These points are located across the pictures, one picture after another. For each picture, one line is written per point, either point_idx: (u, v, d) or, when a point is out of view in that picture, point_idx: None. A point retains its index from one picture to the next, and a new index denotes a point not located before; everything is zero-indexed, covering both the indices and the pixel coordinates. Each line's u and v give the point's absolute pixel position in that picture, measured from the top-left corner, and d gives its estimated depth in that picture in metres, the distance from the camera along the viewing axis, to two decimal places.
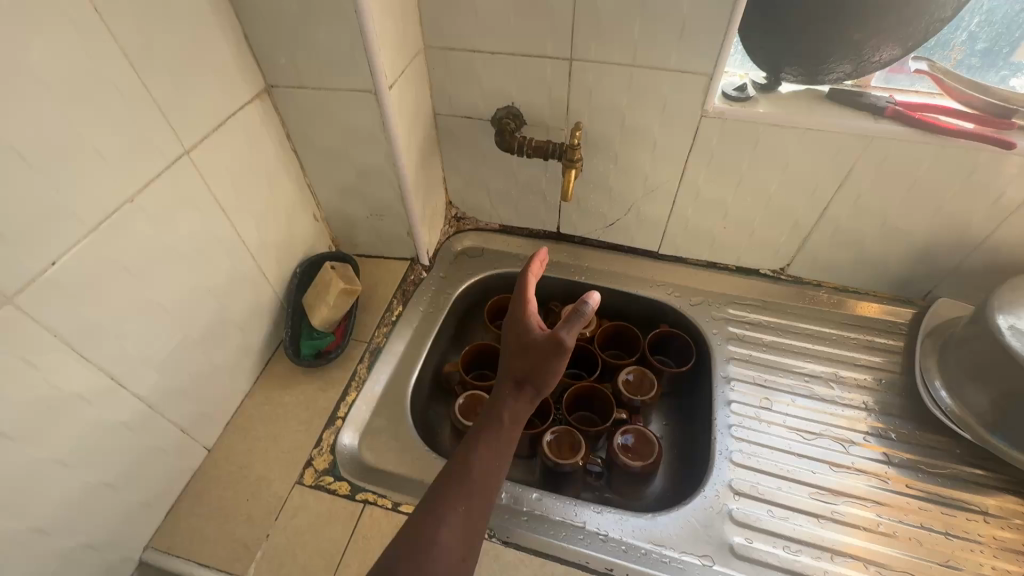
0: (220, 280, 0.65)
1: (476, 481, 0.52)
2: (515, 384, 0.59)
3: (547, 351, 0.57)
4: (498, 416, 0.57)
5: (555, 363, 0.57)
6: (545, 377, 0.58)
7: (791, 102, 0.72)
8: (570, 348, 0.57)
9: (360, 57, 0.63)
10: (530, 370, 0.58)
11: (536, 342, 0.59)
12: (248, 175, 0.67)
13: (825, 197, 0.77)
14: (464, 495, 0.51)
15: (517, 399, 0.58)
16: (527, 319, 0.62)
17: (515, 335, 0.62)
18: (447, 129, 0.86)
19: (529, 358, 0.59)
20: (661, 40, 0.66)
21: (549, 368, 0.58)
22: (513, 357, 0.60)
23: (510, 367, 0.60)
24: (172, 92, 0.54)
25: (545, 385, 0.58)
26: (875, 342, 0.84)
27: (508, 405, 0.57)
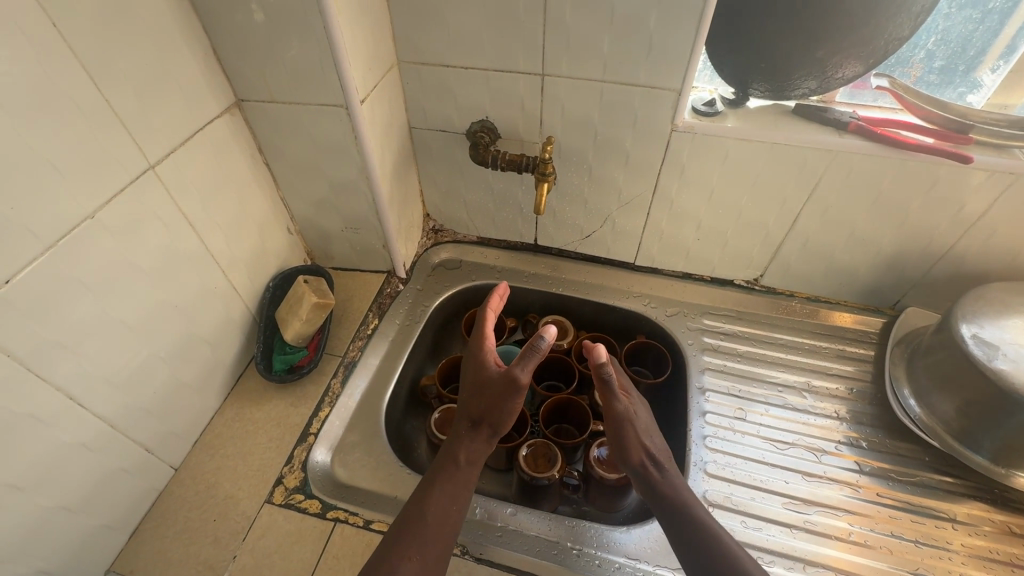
0: (188, 296, 0.64)
1: (438, 515, 0.58)
2: (472, 424, 0.66)
3: (502, 392, 0.65)
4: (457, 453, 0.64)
5: (510, 401, 0.65)
6: (502, 413, 0.65)
7: (758, 117, 0.74)
8: (524, 385, 0.64)
9: (330, 72, 0.63)
10: (487, 411, 0.65)
11: (493, 382, 0.66)
12: (217, 189, 0.67)
13: (795, 209, 0.78)
14: (427, 528, 0.57)
15: (474, 438, 0.65)
16: (485, 359, 0.69)
17: (473, 375, 0.68)
18: (422, 142, 0.86)
19: (486, 397, 0.65)
20: (629, 56, 0.67)
21: (506, 406, 0.65)
22: (471, 397, 0.67)
23: (469, 406, 0.67)
24: (136, 108, 0.54)
25: (501, 423, 0.66)
26: (846, 351, 0.86)
27: (466, 445, 0.64)
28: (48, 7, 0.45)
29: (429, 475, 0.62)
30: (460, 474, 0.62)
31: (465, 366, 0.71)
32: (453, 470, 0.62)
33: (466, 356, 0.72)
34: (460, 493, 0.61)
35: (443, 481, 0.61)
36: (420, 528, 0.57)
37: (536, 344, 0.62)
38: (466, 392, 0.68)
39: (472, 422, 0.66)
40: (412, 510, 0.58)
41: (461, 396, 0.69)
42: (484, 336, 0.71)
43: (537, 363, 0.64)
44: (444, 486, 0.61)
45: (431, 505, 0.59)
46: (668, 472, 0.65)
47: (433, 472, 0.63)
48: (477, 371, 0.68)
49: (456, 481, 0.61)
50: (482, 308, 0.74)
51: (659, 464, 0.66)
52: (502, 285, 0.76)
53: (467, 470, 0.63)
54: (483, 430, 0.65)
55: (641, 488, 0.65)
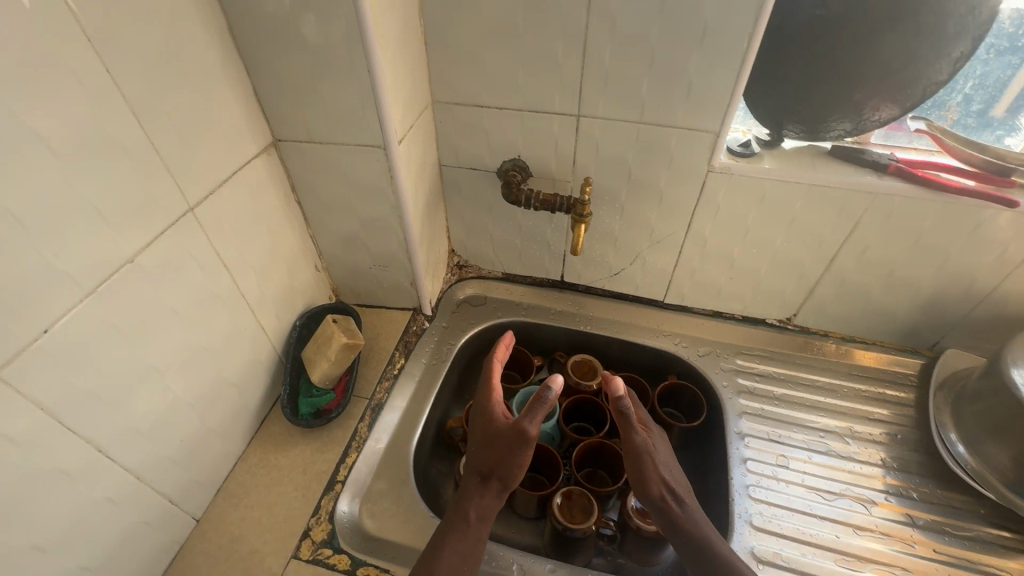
0: (216, 338, 0.62)
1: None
2: (481, 479, 0.64)
3: (511, 446, 0.63)
4: (467, 509, 0.62)
5: (519, 455, 0.63)
6: (511, 468, 0.63)
7: (794, 159, 0.73)
8: (534, 439, 0.62)
9: (370, 114, 0.63)
10: (495, 465, 0.63)
11: (502, 434, 0.64)
12: (250, 228, 0.66)
13: (831, 250, 0.77)
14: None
15: (484, 494, 0.63)
16: (493, 407, 0.68)
17: (482, 425, 0.67)
18: (451, 179, 0.85)
19: (496, 450, 0.63)
20: (668, 99, 0.67)
21: (515, 460, 0.63)
22: (481, 448, 0.65)
23: (478, 459, 0.65)
24: (180, 151, 0.53)
25: (510, 478, 0.64)
26: (886, 394, 0.83)
27: (476, 501, 0.62)
28: (103, 53, 0.44)
29: (439, 531, 0.61)
30: (470, 532, 0.60)
31: (474, 415, 0.70)
32: (463, 527, 0.60)
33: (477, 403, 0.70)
34: (471, 551, 0.59)
35: (452, 539, 0.59)
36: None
37: (543, 395, 0.62)
38: (476, 444, 0.66)
39: (483, 474, 0.64)
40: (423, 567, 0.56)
41: (471, 448, 0.67)
42: (493, 382, 0.70)
43: (544, 415, 0.63)
44: (455, 544, 0.59)
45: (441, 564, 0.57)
46: (689, 506, 0.63)
47: (443, 529, 0.61)
48: (486, 421, 0.66)
49: (466, 539, 0.59)
50: (489, 356, 0.73)
51: (679, 499, 0.64)
52: (510, 335, 0.76)
53: (477, 527, 0.61)
54: (495, 483, 0.63)
55: (663, 524, 0.63)
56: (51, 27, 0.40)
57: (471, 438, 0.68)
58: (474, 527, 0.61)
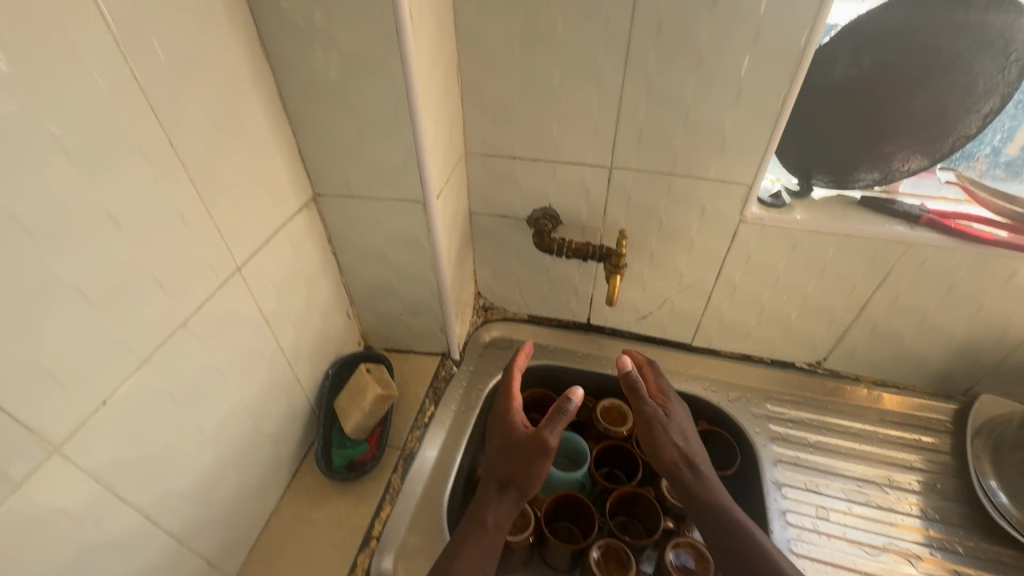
0: (256, 394, 0.62)
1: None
2: (499, 486, 0.64)
3: (530, 455, 0.63)
4: (486, 512, 0.62)
5: (538, 465, 0.63)
6: (529, 478, 0.63)
7: (825, 209, 0.74)
8: (553, 449, 0.62)
9: (411, 171, 0.64)
10: (514, 473, 0.63)
11: (522, 442, 0.64)
12: (290, 282, 0.66)
13: (863, 297, 0.77)
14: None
15: (501, 501, 0.63)
16: (512, 416, 0.68)
17: (501, 434, 0.67)
18: (481, 226, 0.86)
19: (514, 458, 0.64)
20: (701, 153, 0.68)
21: (533, 469, 0.63)
22: (499, 454, 0.66)
23: (497, 467, 0.65)
24: (231, 213, 0.54)
25: (528, 487, 0.63)
26: (922, 441, 0.82)
27: (493, 508, 0.62)
28: (167, 126, 0.46)
29: (458, 533, 0.61)
30: (489, 533, 0.60)
31: (493, 423, 0.70)
32: (481, 532, 0.60)
33: (495, 409, 0.71)
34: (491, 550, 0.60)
35: (472, 540, 0.60)
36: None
37: (563, 407, 0.62)
38: (495, 452, 0.66)
39: (500, 480, 0.64)
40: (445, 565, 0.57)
41: (490, 457, 0.67)
42: (512, 390, 0.71)
43: (564, 427, 0.63)
44: (474, 545, 0.59)
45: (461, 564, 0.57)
46: (703, 475, 0.65)
47: (462, 530, 0.61)
48: (506, 429, 0.67)
49: (486, 540, 0.60)
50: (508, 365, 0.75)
51: (694, 468, 0.66)
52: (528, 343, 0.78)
53: (496, 529, 0.61)
54: (513, 488, 0.63)
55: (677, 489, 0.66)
56: (123, 107, 0.42)
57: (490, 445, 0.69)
58: (492, 529, 0.61)
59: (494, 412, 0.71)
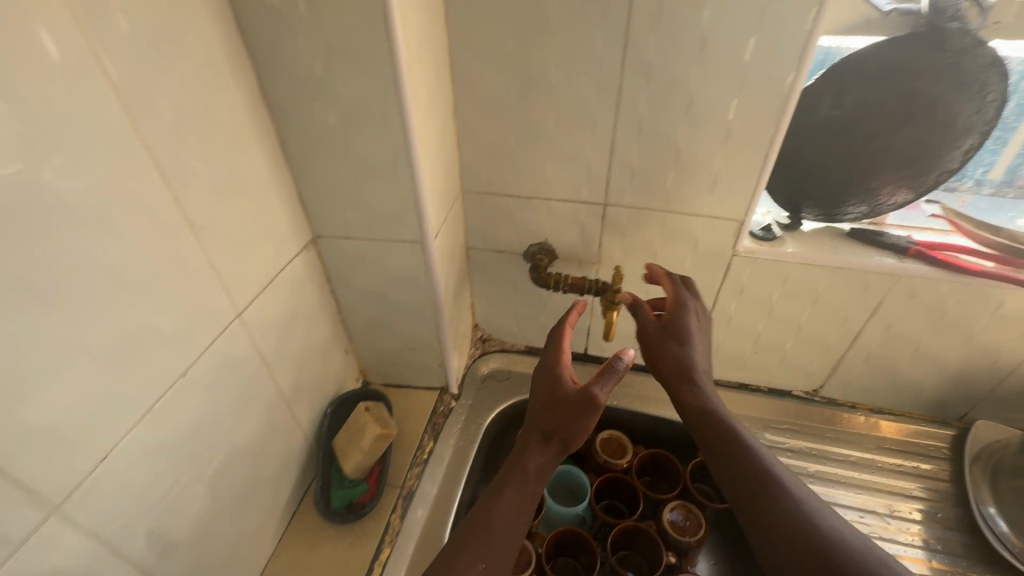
0: (255, 437, 0.62)
1: (506, 524, 0.56)
2: (541, 438, 0.62)
3: (577, 410, 0.61)
4: (525, 462, 0.60)
5: (584, 420, 0.61)
6: (574, 432, 0.61)
7: (815, 241, 0.75)
8: (603, 404, 0.60)
9: (409, 214, 0.65)
10: (558, 426, 0.61)
11: (568, 396, 0.63)
12: (289, 323, 0.66)
13: (856, 326, 0.78)
14: (496, 535, 0.55)
15: (543, 453, 0.61)
16: (561, 370, 0.66)
17: (547, 386, 0.66)
18: (478, 260, 0.87)
19: (558, 410, 0.62)
20: (693, 190, 0.70)
21: (579, 423, 0.61)
22: (543, 405, 0.64)
23: (540, 418, 0.63)
24: (232, 260, 0.55)
25: (573, 441, 0.62)
26: (921, 468, 0.83)
27: (534, 459, 0.61)
28: (172, 182, 0.47)
29: (496, 482, 0.60)
30: (529, 483, 0.59)
31: (539, 374, 0.69)
32: (522, 482, 0.59)
33: (542, 362, 0.69)
34: (529, 500, 0.58)
35: (510, 489, 0.58)
36: (481, 535, 0.55)
37: (614, 365, 0.61)
38: (538, 403, 0.65)
39: (541, 431, 0.62)
40: (481, 515, 0.56)
41: (532, 407, 0.66)
42: (562, 344, 0.69)
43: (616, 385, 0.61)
44: (512, 495, 0.58)
45: (496, 514, 0.56)
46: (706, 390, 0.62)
47: (500, 478, 0.60)
48: (553, 382, 0.65)
49: (525, 490, 0.58)
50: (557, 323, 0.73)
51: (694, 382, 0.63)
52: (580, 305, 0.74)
53: (536, 481, 0.60)
54: (555, 441, 0.62)
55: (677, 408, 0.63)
56: (130, 167, 0.43)
57: (532, 395, 0.67)
58: (530, 479, 0.59)
59: (540, 364, 0.69)
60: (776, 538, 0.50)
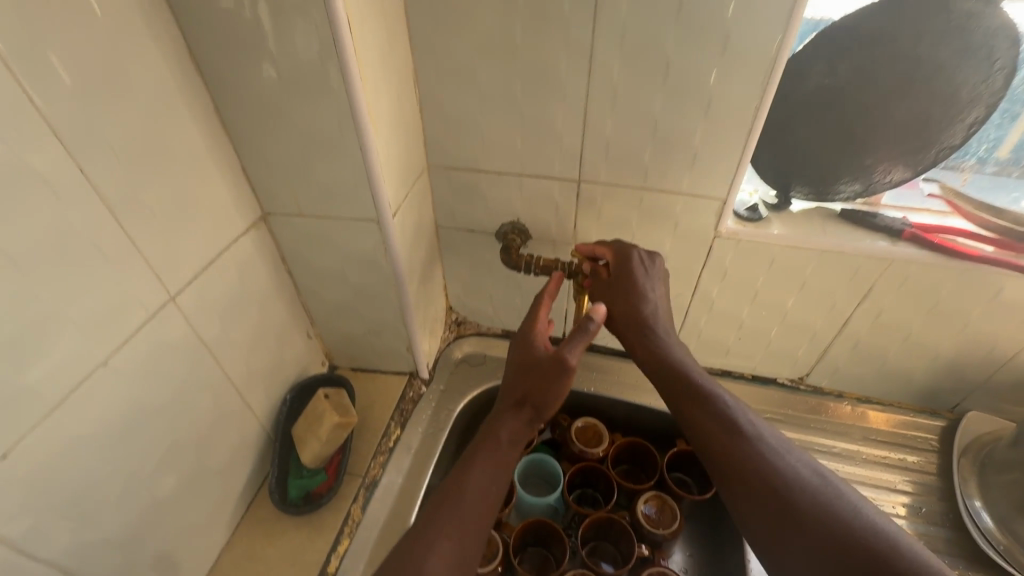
0: (200, 427, 0.59)
1: (481, 490, 0.54)
2: (515, 404, 0.62)
3: (548, 374, 0.61)
4: (501, 429, 0.60)
5: (557, 384, 0.60)
6: (547, 397, 0.61)
7: (804, 223, 0.70)
8: (574, 367, 0.60)
9: (363, 189, 0.60)
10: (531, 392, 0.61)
11: (542, 362, 0.62)
12: (237, 306, 0.62)
13: (844, 313, 0.74)
14: (469, 501, 0.53)
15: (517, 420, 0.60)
16: (535, 341, 0.65)
17: (522, 357, 0.65)
18: (448, 240, 0.83)
19: (534, 377, 0.62)
20: (672, 166, 0.65)
21: (553, 389, 0.60)
22: (518, 375, 0.63)
23: (513, 386, 0.63)
24: (160, 239, 0.51)
25: (545, 407, 0.61)
26: (907, 461, 0.79)
27: (509, 425, 0.60)
28: (77, 154, 0.42)
29: (471, 450, 0.58)
30: (504, 449, 0.58)
31: (514, 346, 0.68)
32: (496, 447, 0.58)
33: (518, 335, 0.68)
34: (504, 465, 0.57)
35: (486, 457, 0.57)
36: (454, 503, 0.53)
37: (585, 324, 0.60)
38: (512, 372, 0.64)
39: (518, 399, 0.62)
40: (455, 479, 0.55)
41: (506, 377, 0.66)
42: (539, 314, 0.67)
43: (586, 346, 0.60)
44: (487, 462, 0.57)
45: (470, 480, 0.55)
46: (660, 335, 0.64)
47: (476, 446, 0.59)
48: (527, 352, 0.65)
49: (501, 457, 0.57)
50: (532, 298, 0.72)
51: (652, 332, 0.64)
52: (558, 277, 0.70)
53: (512, 447, 0.59)
54: (530, 408, 0.61)
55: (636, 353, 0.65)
56: (22, 135, 0.38)
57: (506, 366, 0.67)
58: (505, 446, 0.58)
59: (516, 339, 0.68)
60: (824, 568, 0.44)
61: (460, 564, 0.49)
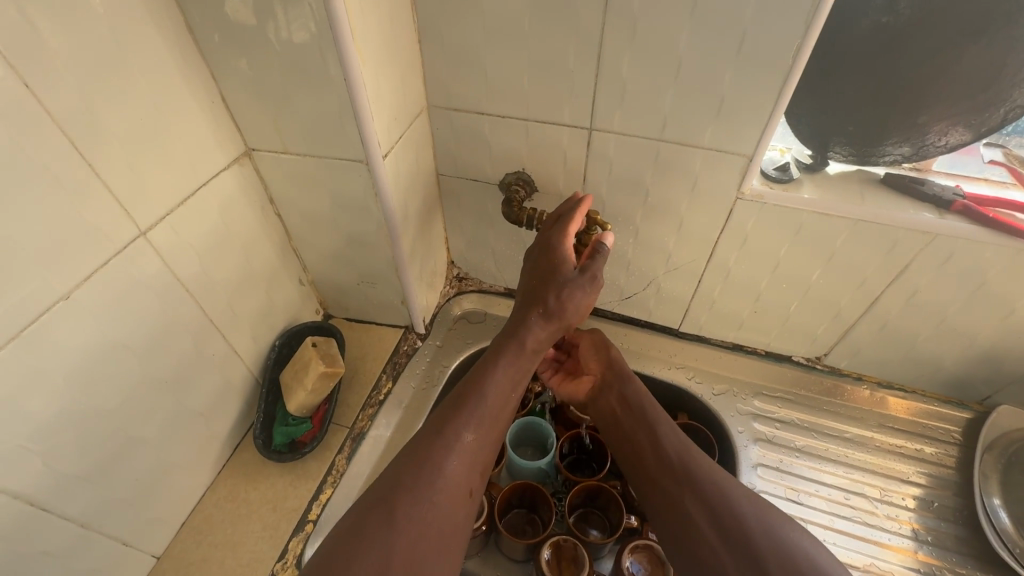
0: (180, 369, 0.57)
1: (503, 395, 0.59)
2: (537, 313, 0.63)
3: (574, 287, 0.61)
4: (526, 338, 0.62)
5: (581, 298, 0.62)
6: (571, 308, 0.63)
7: (841, 187, 0.63)
8: (599, 284, 0.63)
9: (349, 125, 0.55)
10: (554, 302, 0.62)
11: (569, 279, 0.61)
12: (219, 247, 0.60)
13: (874, 291, 0.67)
14: (489, 409, 0.57)
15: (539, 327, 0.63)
16: (565, 248, 0.62)
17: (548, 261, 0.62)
18: (450, 189, 0.78)
19: (559, 291, 0.61)
20: (693, 116, 0.58)
21: (577, 301, 0.62)
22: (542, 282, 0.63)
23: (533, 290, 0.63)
24: (126, 170, 0.48)
25: (568, 319, 0.64)
26: (924, 452, 0.74)
27: (532, 333, 0.62)
28: (21, 67, 0.39)
29: (493, 356, 0.61)
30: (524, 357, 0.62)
31: (536, 246, 0.65)
32: (520, 351, 0.61)
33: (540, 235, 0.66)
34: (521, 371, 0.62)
35: (508, 365, 0.61)
36: (475, 412, 0.56)
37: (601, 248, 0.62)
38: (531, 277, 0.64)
39: (541, 308, 0.62)
40: (480, 384, 0.58)
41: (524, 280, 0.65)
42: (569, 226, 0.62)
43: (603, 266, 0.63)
44: (510, 371, 0.61)
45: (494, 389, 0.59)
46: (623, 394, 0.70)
47: (499, 353, 0.62)
48: (553, 262, 0.62)
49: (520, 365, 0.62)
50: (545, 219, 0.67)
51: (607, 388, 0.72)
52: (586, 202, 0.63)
53: (531, 354, 0.63)
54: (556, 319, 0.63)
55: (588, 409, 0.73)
56: None
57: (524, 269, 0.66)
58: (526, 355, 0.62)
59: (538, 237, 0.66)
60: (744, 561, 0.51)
61: (474, 468, 0.54)
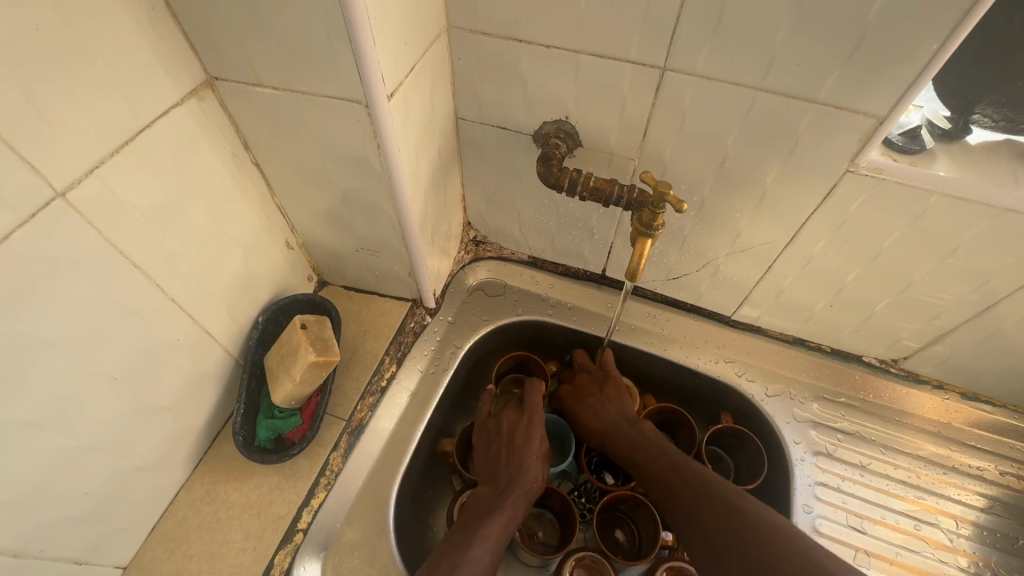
0: (133, 363, 0.46)
1: (498, 551, 0.50)
2: (504, 448, 0.57)
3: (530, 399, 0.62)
4: (505, 475, 0.55)
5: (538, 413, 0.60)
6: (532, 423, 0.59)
7: (984, 163, 0.48)
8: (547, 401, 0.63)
9: (342, 50, 0.40)
10: (517, 434, 0.58)
11: (533, 417, 0.60)
12: (178, 208, 0.47)
13: (993, 296, 0.55)
14: (487, 554, 0.49)
15: (509, 462, 0.56)
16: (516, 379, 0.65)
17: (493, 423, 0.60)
18: (470, 138, 0.63)
19: (524, 428, 0.59)
20: (813, 58, 0.42)
21: (534, 417, 0.60)
22: (507, 440, 0.58)
23: (491, 432, 0.59)
24: (24, 107, 0.34)
25: (533, 436, 0.58)
26: (1008, 478, 0.64)
27: (506, 467, 0.56)
28: None
29: (473, 508, 0.54)
30: (514, 502, 0.53)
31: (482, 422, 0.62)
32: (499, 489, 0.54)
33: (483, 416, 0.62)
34: (515, 515, 0.53)
35: (497, 514, 0.52)
36: (464, 559, 0.47)
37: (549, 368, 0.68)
38: (488, 460, 0.58)
39: (505, 464, 0.56)
40: (461, 531, 0.51)
41: (482, 459, 0.58)
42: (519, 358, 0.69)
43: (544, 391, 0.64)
44: (500, 518, 0.51)
45: (480, 538, 0.49)
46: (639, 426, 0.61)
47: (477, 503, 0.54)
48: (505, 440, 0.58)
49: (514, 511, 0.53)
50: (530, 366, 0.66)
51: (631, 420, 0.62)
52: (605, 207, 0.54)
53: (524, 496, 0.54)
54: (526, 451, 0.57)
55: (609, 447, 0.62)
56: None
57: (479, 452, 0.59)
58: (515, 503, 0.53)
59: (479, 421, 0.61)
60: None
61: None
